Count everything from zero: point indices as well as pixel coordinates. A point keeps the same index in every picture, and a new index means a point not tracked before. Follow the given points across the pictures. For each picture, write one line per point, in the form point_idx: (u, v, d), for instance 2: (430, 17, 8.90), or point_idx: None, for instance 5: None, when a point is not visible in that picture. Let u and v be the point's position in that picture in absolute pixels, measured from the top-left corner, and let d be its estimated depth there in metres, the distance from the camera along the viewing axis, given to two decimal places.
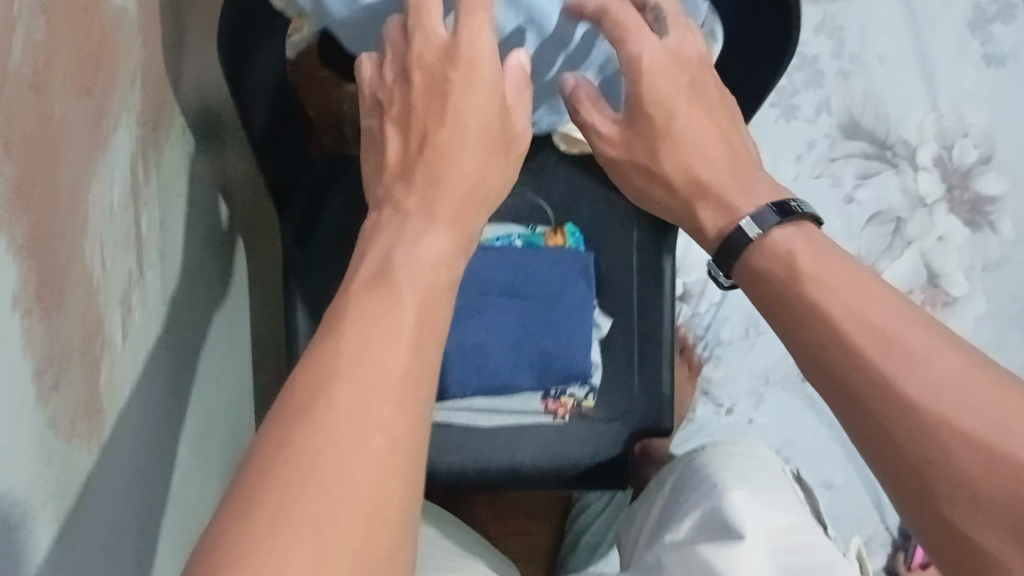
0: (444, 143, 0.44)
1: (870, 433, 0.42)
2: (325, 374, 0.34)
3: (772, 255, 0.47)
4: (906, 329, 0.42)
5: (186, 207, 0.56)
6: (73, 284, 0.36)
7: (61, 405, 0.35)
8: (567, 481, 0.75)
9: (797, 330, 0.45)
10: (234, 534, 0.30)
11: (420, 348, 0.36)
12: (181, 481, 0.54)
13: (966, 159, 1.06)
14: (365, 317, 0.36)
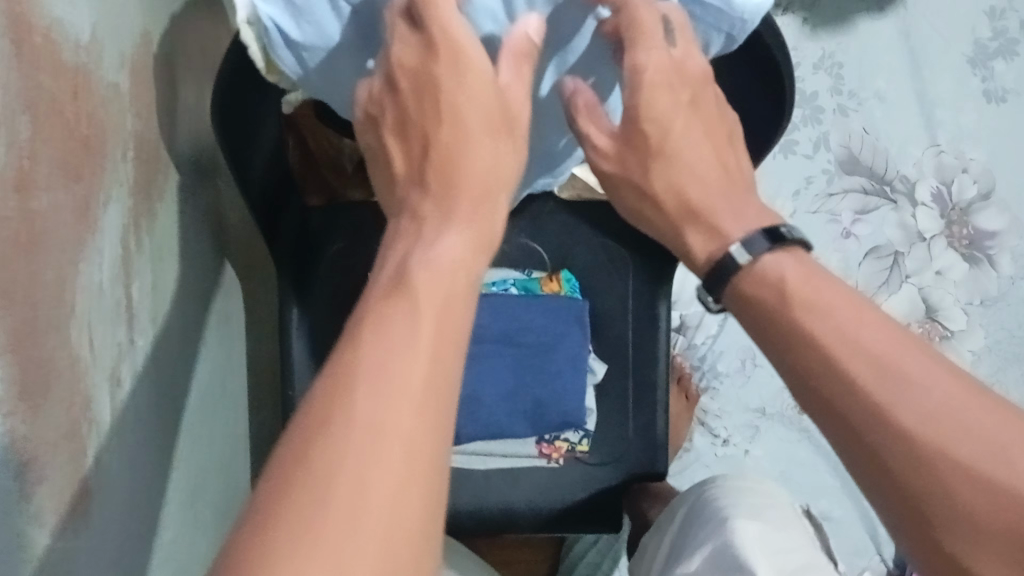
0: (449, 139, 0.42)
1: (869, 465, 0.39)
2: (342, 383, 0.33)
3: (758, 282, 0.43)
4: (899, 353, 0.39)
5: (179, 265, 0.57)
6: (57, 373, 0.37)
7: (46, 494, 0.36)
8: (565, 524, 0.75)
9: (785, 356, 0.41)
10: (254, 547, 0.29)
11: (438, 346, 0.35)
12: (174, 535, 0.55)
13: (966, 194, 1.07)
14: (371, 324, 0.35)
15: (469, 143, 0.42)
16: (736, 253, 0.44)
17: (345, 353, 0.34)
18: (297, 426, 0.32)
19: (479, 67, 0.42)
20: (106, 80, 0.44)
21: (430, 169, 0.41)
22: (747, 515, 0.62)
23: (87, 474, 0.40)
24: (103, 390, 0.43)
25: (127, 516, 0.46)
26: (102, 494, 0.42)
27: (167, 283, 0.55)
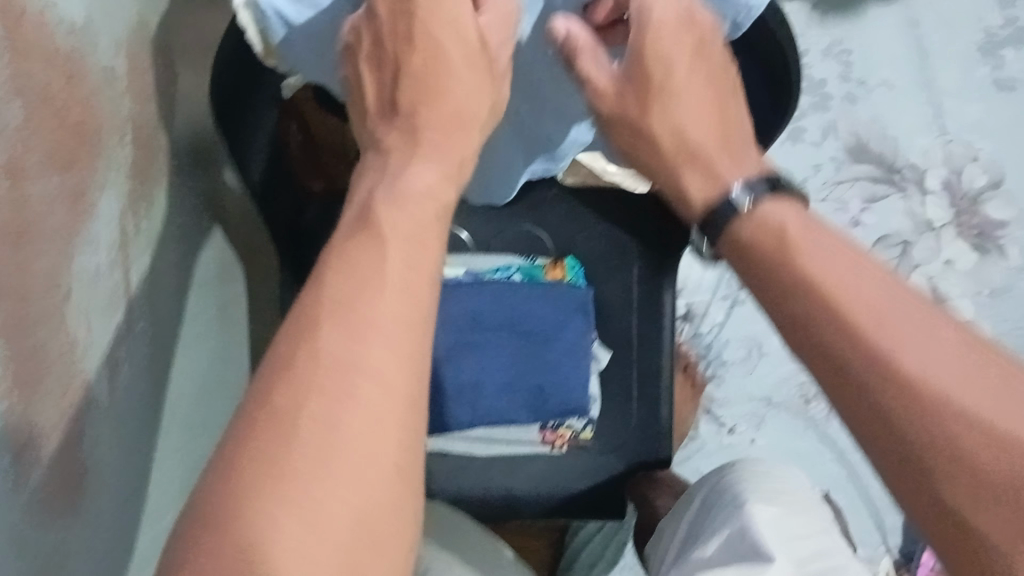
0: (427, 67, 0.41)
1: (866, 415, 0.38)
2: (315, 331, 0.35)
3: (761, 230, 0.42)
4: (895, 306, 0.38)
5: (177, 250, 0.57)
6: (50, 356, 0.36)
7: (43, 475, 0.36)
8: (566, 510, 0.76)
9: (781, 302, 0.41)
10: (229, 486, 0.33)
11: (407, 291, 0.36)
12: (169, 521, 0.55)
13: (975, 184, 1.05)
14: (345, 269, 0.36)
15: (448, 82, 0.41)
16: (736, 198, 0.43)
17: (319, 302, 0.35)
18: (271, 375, 0.35)
19: (465, 36, 0.41)
20: (104, 64, 0.44)
21: (403, 99, 0.41)
22: (763, 502, 0.61)
23: (82, 460, 0.40)
24: (97, 373, 0.42)
25: (118, 503, 0.46)
26: (95, 479, 0.42)
27: (164, 266, 0.54)
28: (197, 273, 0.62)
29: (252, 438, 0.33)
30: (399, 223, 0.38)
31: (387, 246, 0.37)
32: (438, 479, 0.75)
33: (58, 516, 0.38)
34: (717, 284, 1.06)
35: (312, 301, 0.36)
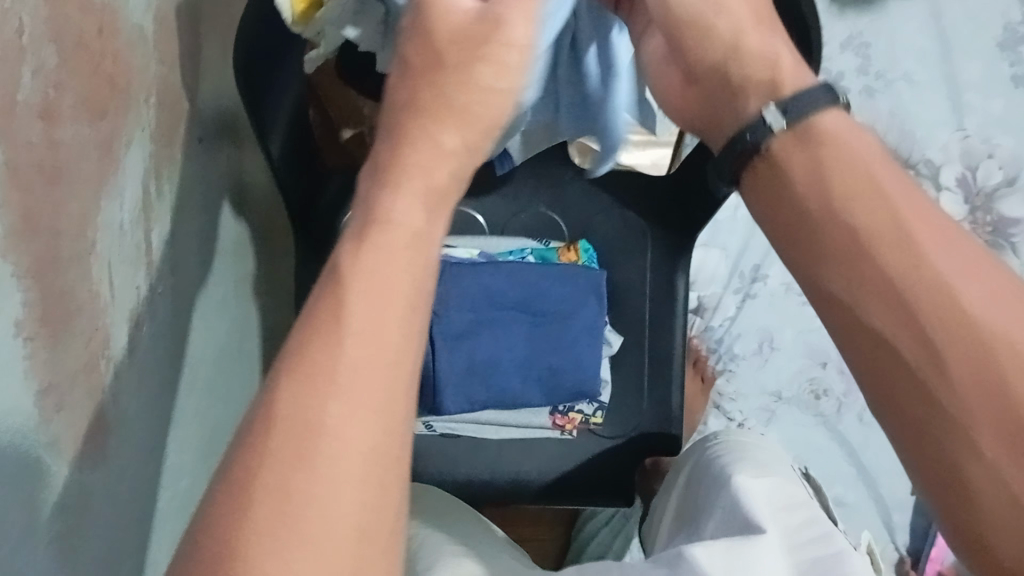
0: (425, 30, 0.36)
1: (875, 356, 0.36)
2: (298, 375, 0.30)
3: (828, 133, 0.39)
4: (940, 228, 0.36)
5: (197, 218, 0.57)
6: (76, 302, 0.37)
7: (65, 423, 0.36)
8: (574, 495, 0.75)
9: (808, 225, 0.38)
10: (229, 532, 0.28)
11: (390, 301, 0.31)
12: (185, 493, 0.55)
13: (990, 180, 1.05)
14: (318, 296, 0.31)
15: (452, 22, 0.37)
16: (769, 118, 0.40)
17: (292, 340, 0.31)
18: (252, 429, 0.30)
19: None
20: (132, 23, 0.44)
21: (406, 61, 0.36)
22: (750, 474, 0.62)
23: (103, 417, 0.40)
24: (121, 328, 0.42)
25: (136, 466, 0.45)
26: (116, 436, 0.42)
27: (186, 232, 0.54)
28: (217, 260, 0.63)
29: (241, 491, 0.29)
30: (386, 236, 0.32)
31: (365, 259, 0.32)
32: (444, 463, 0.74)
33: (77, 468, 0.38)
34: (729, 277, 1.07)
35: (294, 334, 0.31)
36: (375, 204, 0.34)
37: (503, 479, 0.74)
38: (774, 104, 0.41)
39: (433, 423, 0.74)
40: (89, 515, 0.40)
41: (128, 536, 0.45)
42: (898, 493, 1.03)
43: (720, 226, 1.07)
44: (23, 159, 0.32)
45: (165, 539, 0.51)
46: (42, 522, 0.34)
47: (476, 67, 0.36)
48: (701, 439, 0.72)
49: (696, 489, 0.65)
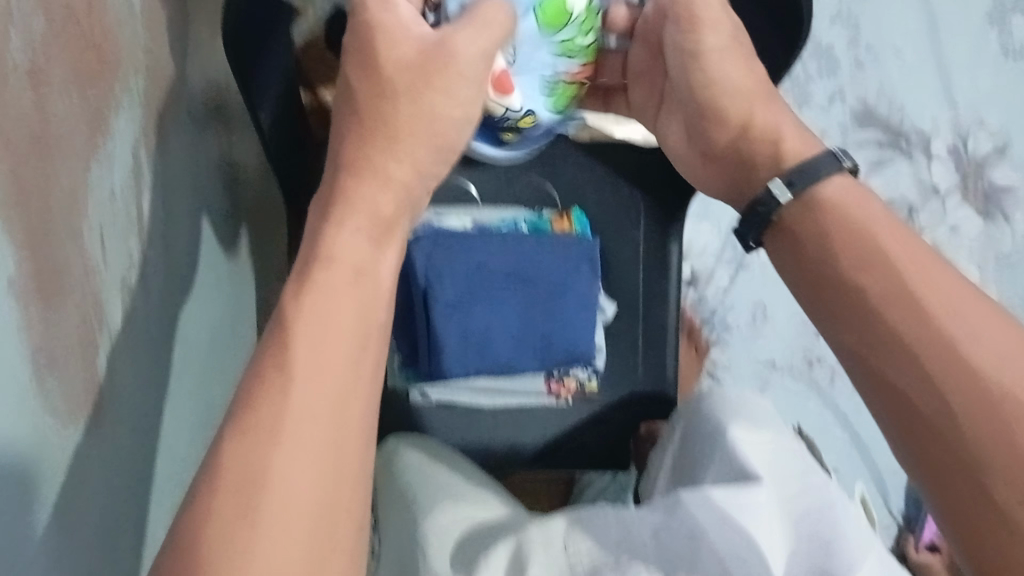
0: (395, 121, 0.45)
1: (890, 402, 0.41)
2: (248, 434, 0.35)
3: (837, 202, 0.46)
4: (939, 280, 0.42)
5: (189, 191, 0.58)
6: (71, 271, 0.37)
7: (58, 384, 0.36)
8: (572, 460, 0.76)
9: (831, 295, 0.44)
10: (190, 535, 0.33)
11: (336, 333, 0.38)
12: (182, 464, 0.56)
13: (980, 150, 1.06)
14: (266, 346, 0.37)
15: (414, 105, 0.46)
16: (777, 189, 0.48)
17: (245, 382, 0.37)
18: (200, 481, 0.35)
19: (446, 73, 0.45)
20: None
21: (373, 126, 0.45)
22: (746, 428, 0.66)
23: (99, 381, 0.41)
24: (114, 295, 0.43)
25: (133, 432, 0.46)
26: (111, 401, 0.43)
27: (178, 203, 0.55)
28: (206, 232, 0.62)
29: (194, 518, 0.34)
30: (327, 280, 0.39)
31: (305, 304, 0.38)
32: (442, 432, 0.75)
33: (73, 430, 0.38)
34: (723, 248, 1.05)
35: (244, 387, 0.37)
36: (322, 247, 0.41)
37: (502, 447, 0.75)
38: (780, 177, 0.48)
39: (428, 391, 0.74)
40: (87, 477, 0.40)
41: (126, 499, 0.46)
42: (889, 458, 1.05)
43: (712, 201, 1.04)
44: (13, 124, 0.32)
45: (163, 508, 0.52)
46: (40, 480, 0.35)
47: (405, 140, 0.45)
48: (695, 391, 0.73)
49: (693, 443, 0.67)
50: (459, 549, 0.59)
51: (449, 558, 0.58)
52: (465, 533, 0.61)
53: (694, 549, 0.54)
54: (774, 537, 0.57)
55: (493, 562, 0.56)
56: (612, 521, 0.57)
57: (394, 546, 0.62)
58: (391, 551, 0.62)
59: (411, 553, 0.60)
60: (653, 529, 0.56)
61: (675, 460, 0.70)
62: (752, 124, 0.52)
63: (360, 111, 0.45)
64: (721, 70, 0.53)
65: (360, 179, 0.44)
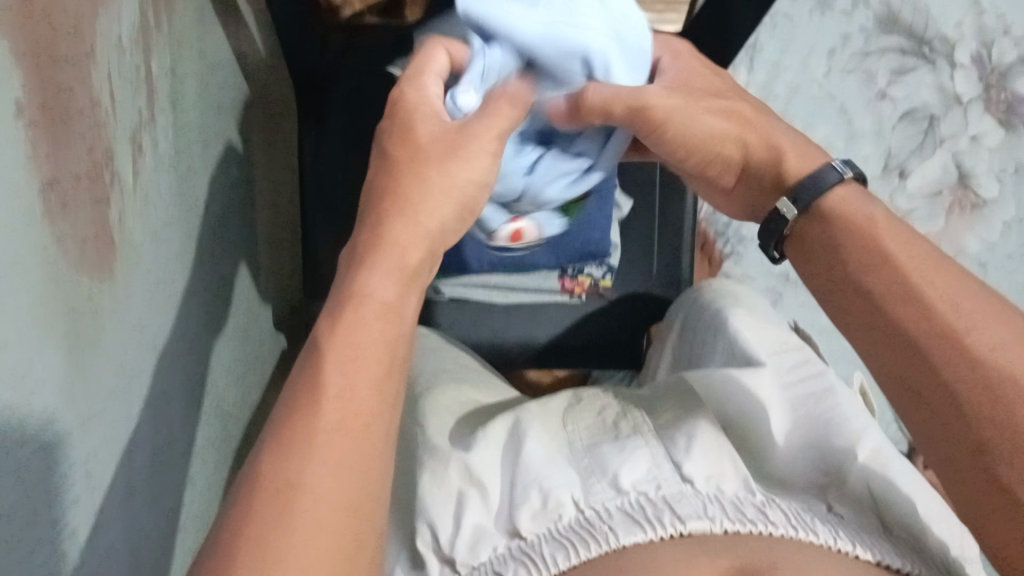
0: (414, 112, 0.46)
1: (909, 393, 0.45)
2: (283, 442, 0.37)
3: (845, 214, 0.50)
4: (942, 287, 0.46)
5: (201, 67, 0.55)
6: (74, 108, 0.35)
7: (69, 227, 0.34)
8: (581, 357, 0.78)
9: (830, 283, 0.50)
10: (230, 533, 0.35)
11: (369, 351, 0.39)
12: (199, 346, 0.54)
13: (1005, 58, 1.03)
14: (304, 371, 0.39)
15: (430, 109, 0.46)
16: (782, 209, 0.52)
17: (282, 404, 0.38)
18: (243, 493, 0.36)
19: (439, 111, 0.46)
20: None
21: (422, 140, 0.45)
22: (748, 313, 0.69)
23: (112, 230, 0.39)
24: (123, 151, 0.41)
25: (152, 303, 0.44)
26: (126, 259, 0.40)
27: (189, 76, 0.52)
28: (220, 113, 0.60)
29: (233, 524, 0.35)
30: (362, 314, 0.40)
31: (343, 331, 0.39)
32: (455, 326, 0.76)
33: (89, 284, 0.36)
34: None
35: (283, 409, 0.38)
36: (354, 288, 0.41)
37: (513, 342, 0.77)
38: (786, 194, 0.52)
39: (442, 288, 0.74)
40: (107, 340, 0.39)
41: (147, 373, 0.43)
42: None
43: None
44: None
45: (181, 385, 0.50)
46: (56, 332, 0.33)
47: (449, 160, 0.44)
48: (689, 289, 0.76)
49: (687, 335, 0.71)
50: (457, 424, 0.62)
51: (448, 430, 0.61)
52: (464, 412, 0.64)
53: (691, 428, 0.57)
54: (776, 416, 0.60)
55: (491, 436, 0.59)
56: (609, 406, 0.62)
57: None
58: None
59: (411, 422, 0.63)
60: (652, 418, 0.60)
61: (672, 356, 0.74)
62: (750, 160, 0.53)
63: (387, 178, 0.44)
64: (702, 119, 0.52)
65: (389, 216, 0.43)
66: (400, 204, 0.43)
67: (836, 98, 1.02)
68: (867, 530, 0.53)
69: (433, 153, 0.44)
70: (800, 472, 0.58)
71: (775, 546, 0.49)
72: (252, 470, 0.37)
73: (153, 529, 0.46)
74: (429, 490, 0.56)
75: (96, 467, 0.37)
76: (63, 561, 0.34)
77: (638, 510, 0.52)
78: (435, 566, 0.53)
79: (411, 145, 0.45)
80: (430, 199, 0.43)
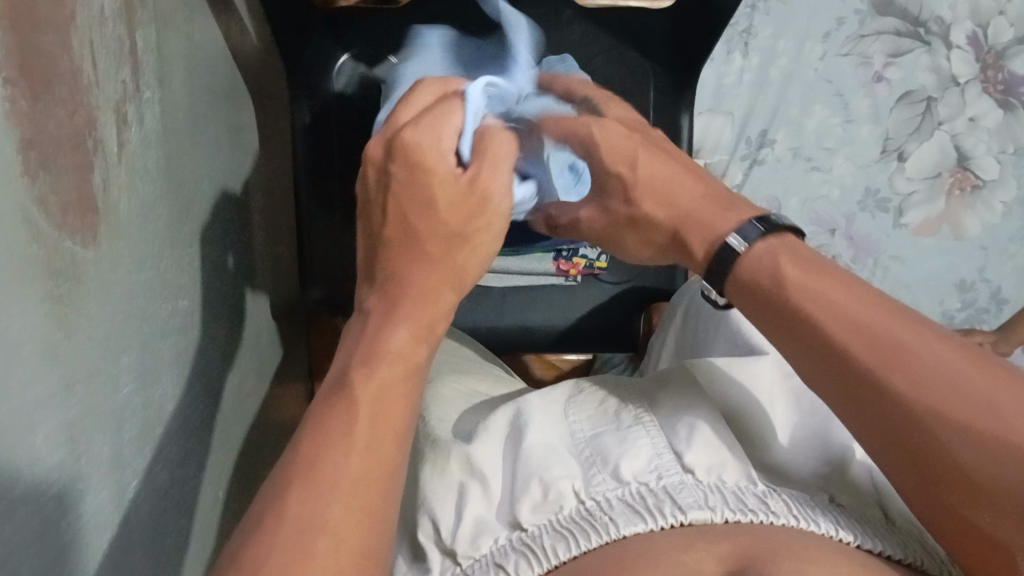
0: (413, 189, 0.47)
1: (885, 439, 0.41)
2: (312, 488, 0.38)
3: (754, 267, 0.46)
4: (875, 317, 0.42)
5: (191, 45, 0.55)
6: (56, 74, 0.35)
7: (50, 191, 0.34)
8: (576, 340, 0.81)
9: (779, 331, 0.45)
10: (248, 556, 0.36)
11: (398, 398, 0.43)
12: (197, 327, 0.53)
13: (1001, 38, 1.01)
14: (335, 408, 0.41)
15: (429, 184, 0.47)
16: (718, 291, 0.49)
17: (308, 432, 0.41)
18: (259, 524, 0.37)
19: (444, 181, 0.47)
20: None
21: (418, 219, 0.47)
22: None
23: (94, 197, 0.38)
24: (107, 120, 0.40)
25: (141, 275, 0.44)
26: (111, 228, 0.40)
27: (176, 53, 0.52)
28: (212, 93, 0.60)
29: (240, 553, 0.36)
30: (389, 375, 0.43)
31: (375, 379, 0.43)
32: (457, 310, 0.80)
33: (73, 249, 0.36)
34: (735, 144, 1.02)
35: (298, 457, 0.40)
36: (381, 341, 0.45)
37: (512, 325, 0.80)
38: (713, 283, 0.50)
39: None
40: (96, 311, 0.38)
41: (136, 346, 0.43)
42: None
43: (709, 134, 1.01)
44: None
45: (177, 366, 0.49)
46: (35, 297, 0.33)
47: (458, 246, 0.48)
48: (694, 278, 0.77)
49: (691, 323, 0.73)
50: (460, 418, 0.61)
51: (448, 422, 0.60)
52: (467, 405, 0.63)
53: (693, 418, 0.55)
54: (774, 405, 0.59)
55: (492, 428, 0.57)
56: (612, 395, 0.60)
57: None
58: None
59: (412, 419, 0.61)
60: (652, 407, 0.58)
61: (676, 341, 0.76)
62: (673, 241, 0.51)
63: (401, 246, 0.48)
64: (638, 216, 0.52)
65: (400, 300, 0.46)
66: (404, 273, 0.47)
67: (833, 81, 1.01)
68: (872, 519, 0.50)
69: (440, 225, 0.47)
70: (798, 463, 0.56)
71: (777, 533, 0.47)
72: (275, 504, 0.38)
73: (153, 508, 0.45)
74: (430, 485, 0.54)
75: (80, 436, 0.36)
76: (48, 527, 0.34)
77: (639, 501, 0.50)
78: (437, 560, 0.52)
79: (427, 207, 0.47)
80: (421, 269, 0.47)
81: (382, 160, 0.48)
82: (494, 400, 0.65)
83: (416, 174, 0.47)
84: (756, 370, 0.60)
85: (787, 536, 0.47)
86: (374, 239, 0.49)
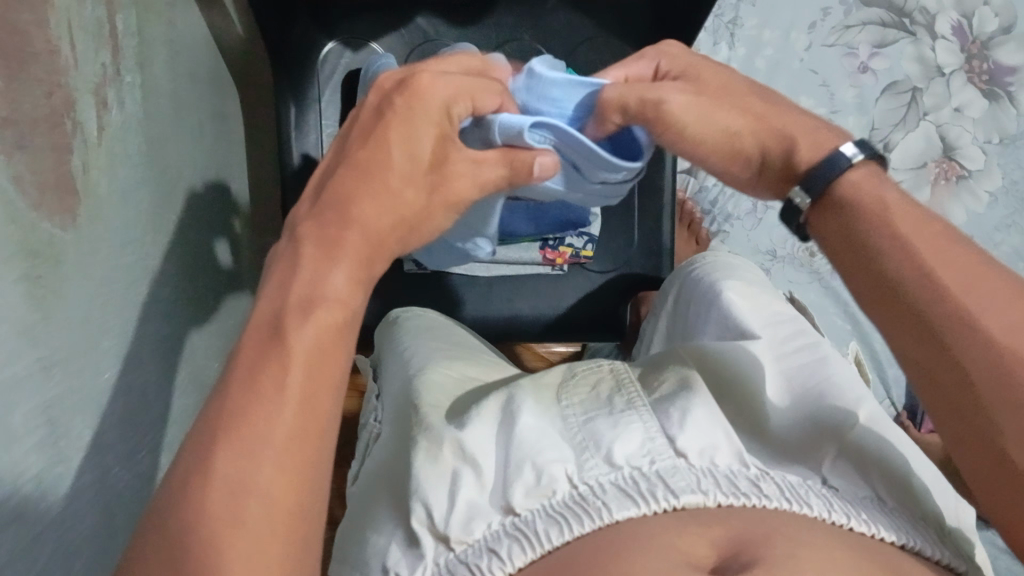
0: (392, 119, 0.42)
1: (941, 377, 0.42)
2: (233, 444, 0.33)
3: (859, 194, 0.47)
4: (959, 261, 0.43)
5: (175, 28, 0.55)
6: (34, 51, 0.35)
7: (26, 166, 0.34)
8: (566, 328, 0.82)
9: (861, 266, 0.46)
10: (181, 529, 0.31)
11: (333, 353, 0.36)
12: (172, 309, 0.52)
13: (987, 27, 1.03)
14: (265, 359, 0.34)
15: (402, 123, 0.42)
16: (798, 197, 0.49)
17: (233, 382, 0.34)
18: (188, 485, 0.32)
19: (420, 134, 0.42)
20: None
21: (373, 162, 0.41)
22: (745, 285, 0.69)
23: (73, 179, 0.38)
24: (86, 98, 0.40)
25: (119, 259, 0.43)
26: (90, 210, 0.40)
27: (158, 33, 0.52)
28: (195, 78, 0.60)
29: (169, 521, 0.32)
30: (325, 313, 0.36)
31: (312, 318, 0.36)
32: (447, 301, 0.80)
33: (46, 226, 0.36)
34: None
35: (215, 410, 0.34)
36: (316, 281, 0.37)
37: (500, 315, 0.81)
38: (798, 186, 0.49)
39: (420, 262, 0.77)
40: (71, 286, 0.38)
41: (112, 331, 0.42)
42: None
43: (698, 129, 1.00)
44: None
45: (154, 351, 0.49)
46: (9, 272, 0.32)
47: (392, 206, 0.41)
48: (685, 263, 0.77)
49: (683, 306, 0.73)
50: (452, 406, 0.60)
51: (442, 409, 0.59)
52: (459, 393, 0.62)
53: (685, 403, 0.55)
54: (782, 381, 0.59)
55: (485, 412, 0.55)
56: (604, 380, 0.59)
57: (392, 411, 0.64)
58: (391, 407, 0.65)
59: (406, 406, 0.61)
60: (646, 392, 0.58)
61: (669, 325, 0.76)
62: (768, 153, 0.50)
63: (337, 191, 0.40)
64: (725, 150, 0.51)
65: (333, 231, 0.39)
66: (352, 203, 0.40)
67: (818, 72, 1.02)
68: (864, 498, 0.51)
69: (389, 187, 0.41)
70: (797, 438, 0.55)
71: (770, 516, 0.47)
72: (200, 468, 0.32)
73: (122, 488, 0.44)
74: (423, 471, 0.52)
75: (59, 416, 0.36)
76: (22, 507, 0.33)
77: (632, 485, 0.49)
78: (429, 544, 0.49)
79: (409, 153, 0.42)
80: (380, 213, 0.40)
81: (389, 88, 0.44)
82: (485, 387, 0.65)
83: (414, 110, 0.43)
84: (761, 347, 0.61)
85: (778, 518, 0.47)
86: (328, 170, 0.43)
